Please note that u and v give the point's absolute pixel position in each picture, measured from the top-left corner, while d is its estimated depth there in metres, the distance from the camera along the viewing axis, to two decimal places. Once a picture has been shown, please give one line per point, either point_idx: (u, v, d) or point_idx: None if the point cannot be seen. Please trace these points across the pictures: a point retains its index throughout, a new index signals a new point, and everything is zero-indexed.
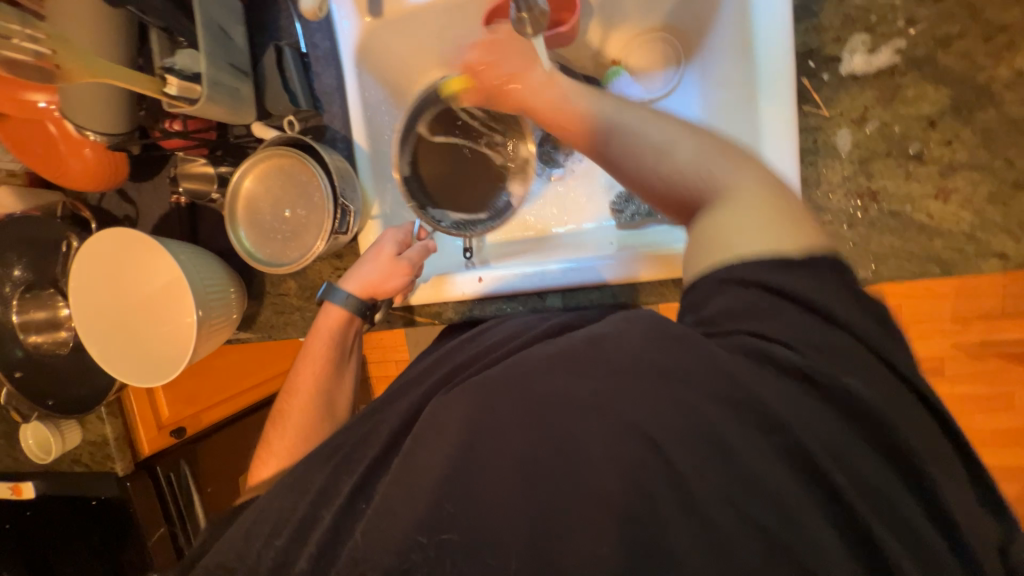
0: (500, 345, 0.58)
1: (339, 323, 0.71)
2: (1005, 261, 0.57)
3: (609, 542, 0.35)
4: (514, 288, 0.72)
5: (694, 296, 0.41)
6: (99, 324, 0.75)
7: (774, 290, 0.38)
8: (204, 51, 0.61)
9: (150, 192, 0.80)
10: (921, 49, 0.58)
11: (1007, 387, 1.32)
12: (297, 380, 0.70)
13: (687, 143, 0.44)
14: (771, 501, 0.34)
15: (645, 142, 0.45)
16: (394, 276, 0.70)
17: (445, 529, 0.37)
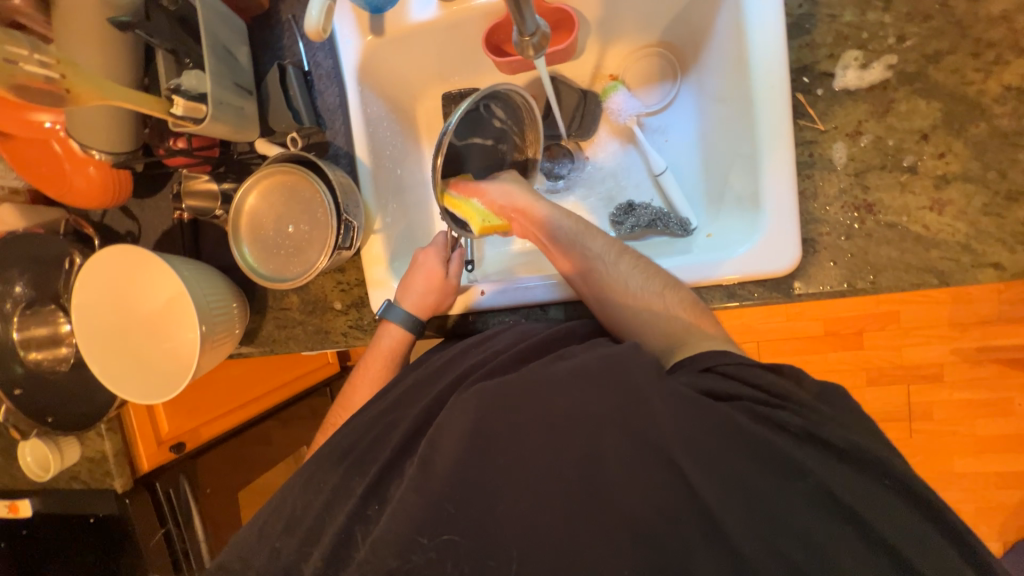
0: (507, 347, 0.60)
1: (399, 340, 0.72)
2: (1001, 271, 0.58)
3: (585, 538, 0.42)
4: (520, 299, 0.72)
5: (690, 366, 0.51)
6: (100, 339, 0.74)
7: (760, 386, 0.47)
8: (211, 72, 0.61)
9: (152, 208, 0.81)
10: (912, 65, 0.59)
11: (1009, 393, 1.32)
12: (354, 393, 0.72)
13: (661, 292, 0.59)
14: (726, 503, 0.41)
15: (630, 284, 0.60)
16: (449, 290, 0.73)
17: (447, 530, 0.44)
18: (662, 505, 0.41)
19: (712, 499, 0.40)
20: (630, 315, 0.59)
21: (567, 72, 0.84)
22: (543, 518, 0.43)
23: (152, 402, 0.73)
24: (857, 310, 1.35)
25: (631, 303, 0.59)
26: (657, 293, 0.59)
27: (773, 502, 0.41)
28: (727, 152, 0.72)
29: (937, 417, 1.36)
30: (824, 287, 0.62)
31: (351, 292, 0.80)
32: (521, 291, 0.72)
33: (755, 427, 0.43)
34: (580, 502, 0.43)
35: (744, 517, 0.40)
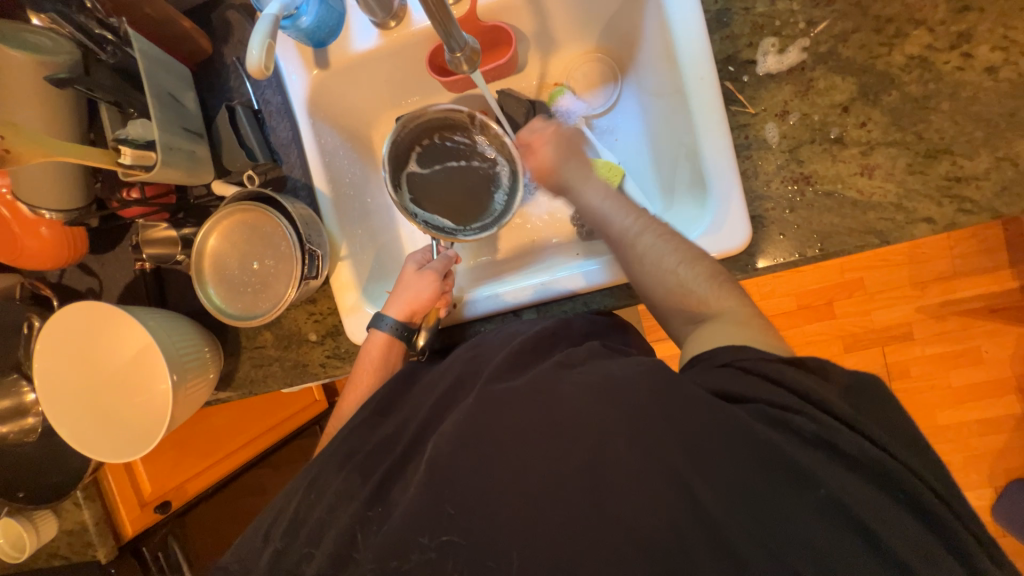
0: (492, 356, 0.61)
1: (382, 348, 0.71)
2: (933, 225, 0.62)
3: (573, 531, 0.42)
4: (499, 303, 0.74)
5: (707, 373, 0.52)
6: (67, 402, 0.72)
7: (775, 380, 0.48)
8: (158, 119, 0.62)
9: (112, 262, 0.79)
10: (823, 45, 0.64)
11: (976, 341, 1.37)
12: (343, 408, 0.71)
13: (677, 268, 0.60)
14: (703, 477, 0.42)
15: (648, 261, 0.62)
16: (427, 284, 0.72)
17: (447, 529, 0.45)
18: (643, 484, 0.42)
19: (687, 470, 0.42)
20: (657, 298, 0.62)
21: (514, 85, 0.87)
22: (531, 512, 0.44)
23: (126, 459, 0.71)
24: (822, 282, 1.41)
25: (649, 280, 0.62)
26: (674, 269, 0.61)
27: (749, 464, 0.42)
28: (672, 144, 0.75)
29: (914, 374, 1.41)
30: (777, 259, 0.66)
31: (325, 321, 0.79)
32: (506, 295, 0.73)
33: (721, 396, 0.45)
34: (564, 493, 0.43)
35: (721, 488, 0.42)
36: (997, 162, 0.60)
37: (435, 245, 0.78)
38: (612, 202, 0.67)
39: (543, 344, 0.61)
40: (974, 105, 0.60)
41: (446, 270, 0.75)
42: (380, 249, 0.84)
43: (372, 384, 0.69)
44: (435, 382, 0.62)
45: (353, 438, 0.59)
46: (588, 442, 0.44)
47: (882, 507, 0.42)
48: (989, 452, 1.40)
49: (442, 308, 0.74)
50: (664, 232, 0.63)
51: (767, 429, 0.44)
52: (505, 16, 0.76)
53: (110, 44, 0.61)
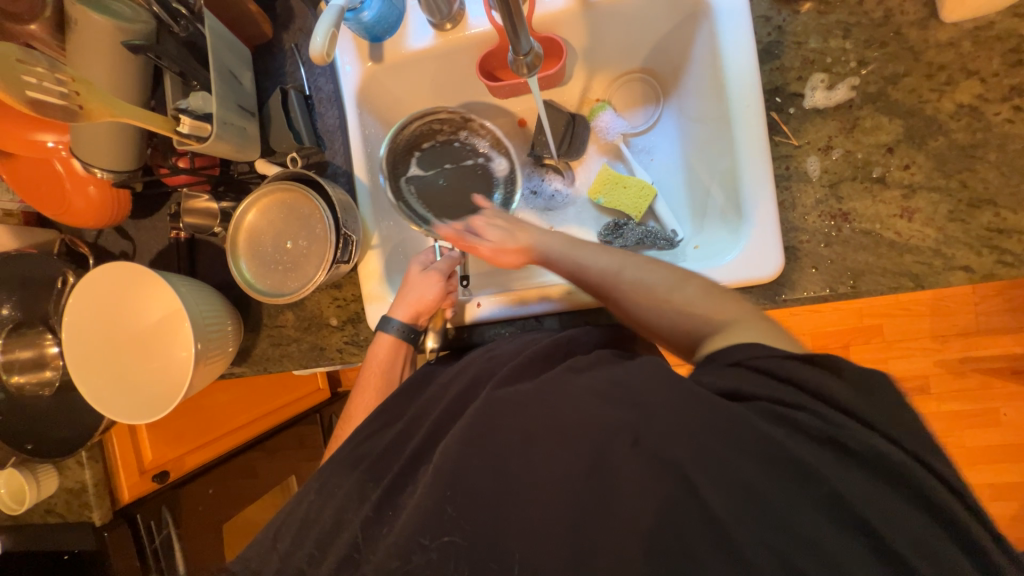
0: (512, 358, 0.61)
1: (388, 350, 0.72)
2: (971, 273, 0.61)
3: (584, 539, 0.42)
4: (517, 311, 0.74)
5: (716, 374, 0.48)
6: (88, 357, 0.73)
7: (784, 377, 0.45)
8: (216, 93, 0.64)
9: (149, 228, 0.81)
10: (873, 86, 0.64)
11: (997, 402, 1.34)
12: (354, 408, 0.72)
13: (673, 292, 0.57)
14: (731, 504, 0.40)
15: (654, 295, 0.58)
16: (430, 285, 0.73)
17: (457, 523, 0.45)
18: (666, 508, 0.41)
19: (715, 498, 0.40)
20: (666, 332, 0.57)
21: (557, 97, 0.89)
22: (545, 514, 0.44)
23: (145, 421, 0.71)
24: (841, 324, 1.39)
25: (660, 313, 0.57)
26: (669, 299, 0.57)
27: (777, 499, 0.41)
28: (708, 169, 0.76)
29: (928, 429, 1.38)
30: (808, 292, 0.65)
31: (347, 308, 0.80)
32: (519, 299, 0.74)
33: (756, 415, 0.43)
34: (581, 502, 0.43)
35: (750, 518, 0.40)
36: None
37: (438, 246, 0.80)
38: (568, 246, 0.68)
39: (565, 352, 0.60)
40: (1021, 159, 0.60)
41: (450, 271, 0.75)
42: (404, 243, 0.84)
43: (378, 383, 0.71)
44: (452, 381, 0.61)
45: (368, 437, 0.60)
46: (614, 455, 0.44)
47: (919, 553, 0.40)
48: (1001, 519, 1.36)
49: (449, 309, 0.75)
50: (602, 250, 0.66)
51: (812, 462, 0.42)
52: (557, 29, 0.78)
53: (183, 18, 0.63)
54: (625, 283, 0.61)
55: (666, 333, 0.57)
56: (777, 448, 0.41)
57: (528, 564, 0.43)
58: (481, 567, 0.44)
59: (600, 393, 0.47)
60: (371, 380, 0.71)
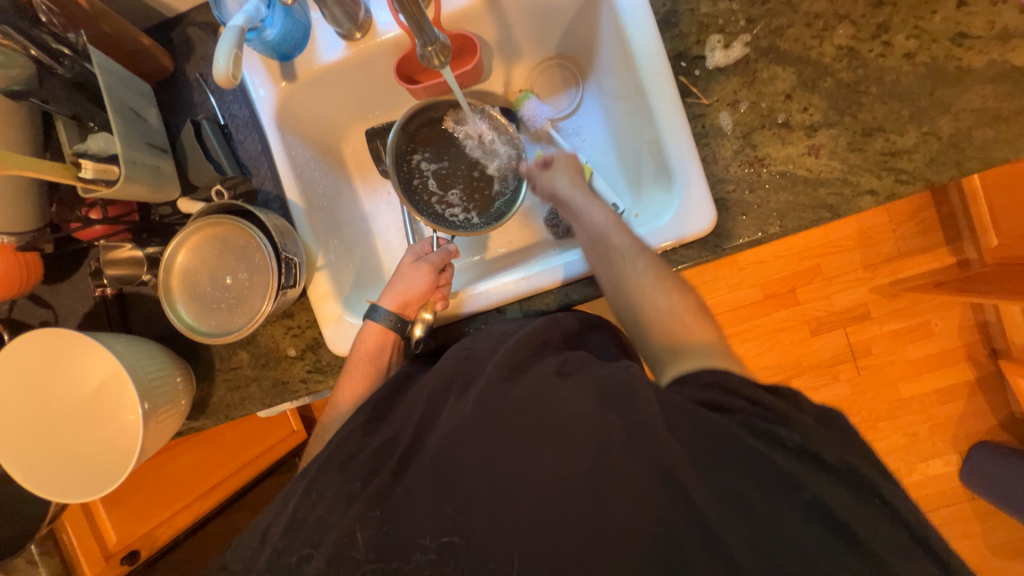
0: (491, 355, 0.57)
1: (377, 339, 0.70)
2: (876, 196, 0.67)
3: (568, 517, 0.44)
4: (499, 294, 0.72)
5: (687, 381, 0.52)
6: (18, 437, 0.66)
7: (749, 395, 0.49)
8: (120, 133, 0.61)
9: (69, 291, 0.75)
10: (764, 40, 0.70)
11: (929, 314, 1.47)
12: (336, 399, 0.69)
13: (667, 294, 0.60)
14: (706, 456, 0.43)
15: (634, 282, 0.61)
16: (417, 277, 0.71)
17: (448, 532, 0.46)
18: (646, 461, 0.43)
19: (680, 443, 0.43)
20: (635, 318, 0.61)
21: (480, 93, 0.91)
22: (530, 491, 0.45)
23: (74, 501, 0.65)
24: (784, 270, 1.49)
25: (633, 303, 0.61)
26: (664, 296, 0.60)
27: None
28: (635, 137, 0.79)
29: (876, 351, 1.50)
30: (743, 238, 0.69)
31: (304, 335, 0.77)
32: (499, 287, 0.72)
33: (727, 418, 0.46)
34: (559, 484, 0.45)
35: None
36: (923, 137, 0.66)
37: (435, 238, 0.78)
38: (609, 220, 0.67)
39: (543, 343, 0.58)
40: (897, 87, 0.67)
41: (444, 264, 0.74)
42: (353, 253, 0.83)
43: (364, 373, 0.69)
44: (428, 381, 0.59)
45: (342, 445, 0.56)
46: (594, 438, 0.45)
47: None
48: (951, 419, 1.49)
49: (438, 303, 0.72)
50: (650, 261, 0.62)
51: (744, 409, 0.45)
52: (468, 25, 0.79)
53: (65, 58, 0.59)
54: (623, 261, 0.62)
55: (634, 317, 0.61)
56: None
57: (521, 545, 0.44)
58: (478, 558, 0.45)
59: None
60: (360, 365, 0.69)
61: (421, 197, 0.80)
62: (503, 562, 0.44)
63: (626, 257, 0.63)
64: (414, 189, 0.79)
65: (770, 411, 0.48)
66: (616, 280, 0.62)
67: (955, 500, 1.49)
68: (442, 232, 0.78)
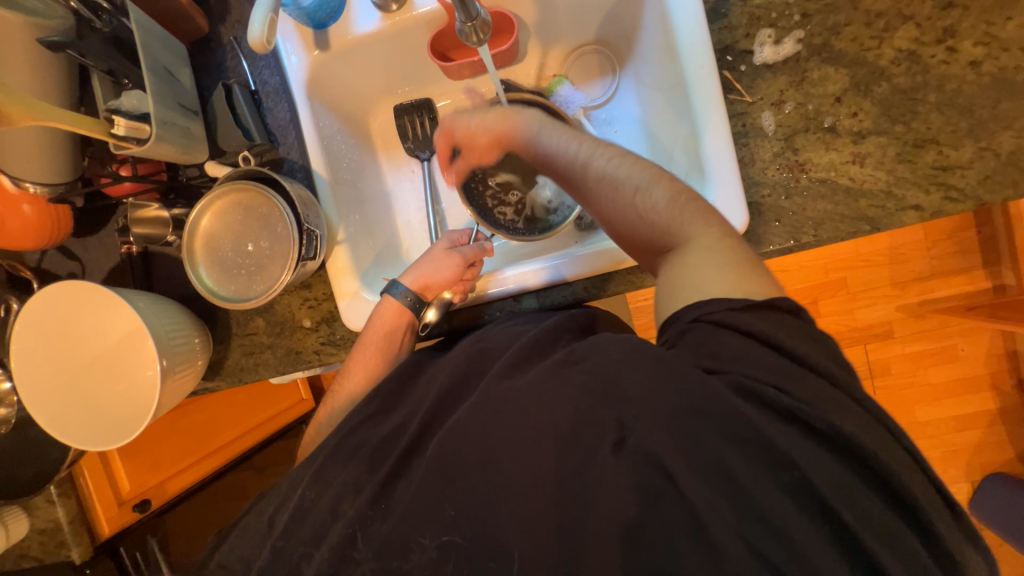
0: (506, 349, 0.58)
1: (395, 316, 0.70)
2: (921, 212, 0.64)
3: (572, 519, 0.43)
4: (516, 283, 0.71)
5: (676, 335, 0.50)
6: (45, 382, 0.69)
7: (743, 331, 0.46)
8: (153, 91, 0.61)
9: (97, 246, 0.76)
10: (818, 38, 0.66)
11: (956, 338, 1.42)
12: (349, 369, 0.70)
13: (639, 189, 0.56)
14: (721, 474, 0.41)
15: (608, 194, 0.58)
16: (444, 265, 0.72)
17: (447, 531, 0.46)
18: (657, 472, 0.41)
19: (695, 457, 0.41)
20: (634, 228, 0.57)
21: (513, 75, 0.89)
22: (532, 491, 0.45)
23: (96, 449, 0.68)
24: (809, 281, 1.45)
25: (619, 211, 0.57)
26: (634, 198, 0.56)
27: (761, 467, 0.41)
28: (669, 132, 0.77)
29: (896, 371, 1.45)
30: (774, 245, 0.67)
31: (320, 307, 0.78)
32: (516, 277, 0.71)
33: (749, 406, 0.42)
34: (565, 484, 0.44)
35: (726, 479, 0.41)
36: (979, 152, 0.62)
37: (474, 231, 0.78)
38: (552, 134, 0.63)
39: (555, 339, 0.57)
40: (958, 97, 0.63)
41: (475, 259, 0.73)
42: (381, 245, 0.83)
43: (377, 347, 0.69)
44: (441, 369, 0.60)
45: (354, 432, 0.58)
46: (605, 441, 0.44)
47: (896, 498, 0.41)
48: (968, 448, 1.44)
49: (457, 294, 0.72)
50: (612, 155, 0.59)
51: (769, 419, 0.42)
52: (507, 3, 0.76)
53: (104, 12, 0.60)
54: (586, 171, 0.59)
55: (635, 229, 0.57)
56: (750, 419, 0.42)
57: (522, 539, 0.44)
58: (478, 558, 0.45)
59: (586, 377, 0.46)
60: (374, 340, 0.69)
61: (478, 187, 0.79)
62: (502, 563, 0.44)
63: (587, 167, 0.59)
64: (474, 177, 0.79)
65: (778, 383, 0.43)
66: (593, 193, 0.59)
67: None
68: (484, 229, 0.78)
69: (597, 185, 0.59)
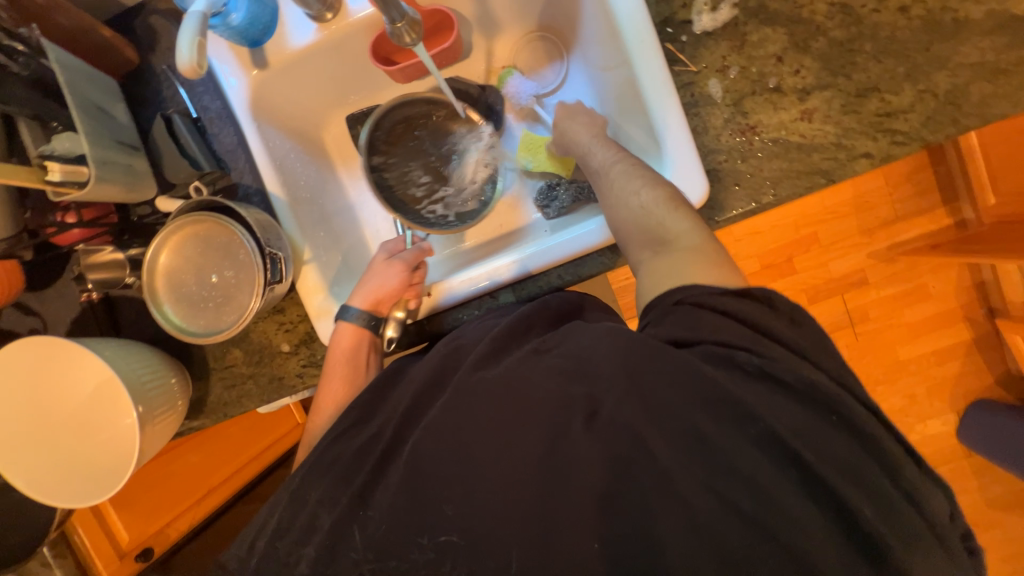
0: (479, 342, 0.58)
1: (351, 340, 0.70)
2: (872, 159, 0.65)
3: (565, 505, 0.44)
4: (486, 282, 0.70)
5: (658, 317, 0.53)
6: (18, 444, 0.67)
7: (722, 310, 0.50)
8: (85, 131, 0.59)
9: (54, 297, 0.74)
10: (753, 1, 0.67)
11: (925, 276, 1.47)
12: (319, 402, 0.69)
13: (641, 192, 0.61)
14: (705, 439, 0.42)
15: (615, 187, 0.64)
16: (389, 277, 0.71)
17: (445, 530, 0.45)
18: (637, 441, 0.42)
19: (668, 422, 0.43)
20: (619, 224, 0.62)
21: (462, 71, 0.88)
22: (523, 481, 0.45)
23: (77, 506, 0.66)
24: (779, 240, 1.48)
25: (615, 205, 0.63)
26: (637, 195, 0.61)
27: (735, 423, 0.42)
28: (622, 110, 0.77)
29: (873, 316, 1.50)
30: (736, 209, 0.68)
31: (297, 330, 0.76)
32: (486, 273, 0.71)
33: (716, 372, 0.45)
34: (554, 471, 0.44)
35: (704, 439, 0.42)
36: (920, 95, 0.64)
37: (409, 235, 0.78)
38: (597, 137, 0.71)
39: (528, 327, 0.59)
40: (892, 43, 0.65)
41: (417, 261, 0.74)
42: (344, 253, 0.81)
43: (342, 372, 0.68)
44: (417, 373, 0.59)
45: (336, 441, 0.56)
46: (576, 408, 0.45)
47: None
48: (949, 380, 1.50)
49: (412, 301, 0.72)
50: (630, 163, 0.64)
51: (737, 379, 0.45)
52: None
53: (20, 55, 0.56)
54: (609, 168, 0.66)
55: (618, 226, 0.62)
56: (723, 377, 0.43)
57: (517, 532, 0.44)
58: (478, 554, 0.45)
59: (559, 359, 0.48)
60: (335, 367, 0.69)
61: (395, 194, 0.82)
62: (502, 554, 0.44)
63: (614, 166, 0.66)
64: (387, 187, 0.81)
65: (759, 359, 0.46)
66: (606, 188, 0.65)
67: (953, 457, 1.52)
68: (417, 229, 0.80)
69: (611, 180, 0.65)
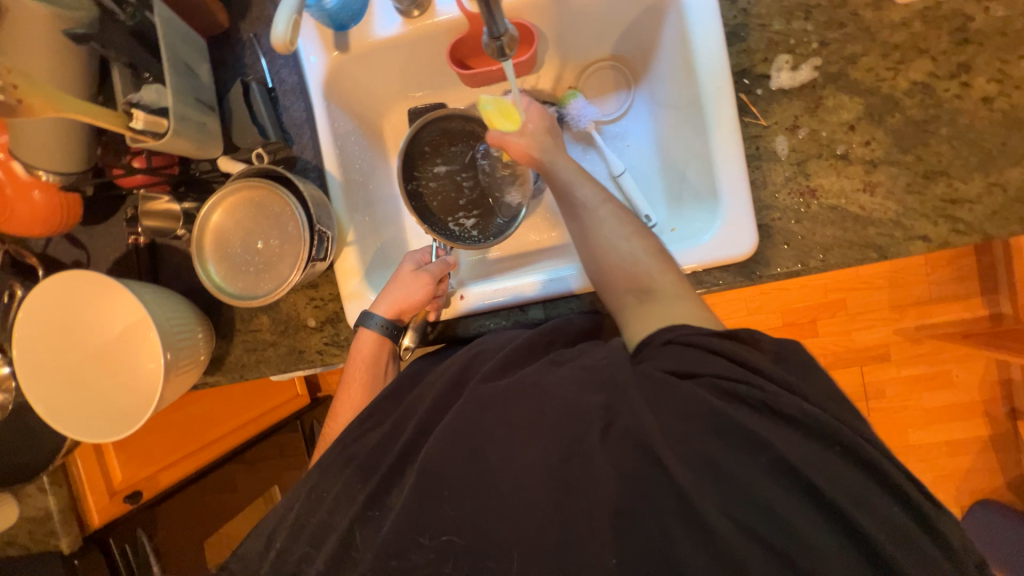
0: (499, 351, 0.59)
1: (373, 347, 0.70)
2: (929, 243, 0.64)
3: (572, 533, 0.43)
4: (506, 299, 0.71)
5: (650, 351, 0.53)
6: (42, 371, 0.68)
7: (713, 351, 0.49)
8: (172, 86, 0.61)
9: (104, 234, 0.76)
10: (834, 66, 0.67)
11: (951, 364, 1.43)
12: (339, 407, 0.71)
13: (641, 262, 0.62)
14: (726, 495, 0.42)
15: (612, 253, 0.63)
16: (416, 287, 0.70)
17: (447, 531, 0.46)
18: (649, 475, 0.43)
19: (683, 465, 0.43)
20: (612, 293, 0.63)
21: (529, 85, 0.89)
22: (531, 498, 0.45)
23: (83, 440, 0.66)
24: (807, 300, 1.46)
25: (610, 273, 0.63)
26: (637, 265, 0.61)
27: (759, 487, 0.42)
28: (682, 151, 0.77)
29: (890, 394, 1.46)
30: (781, 268, 0.67)
31: (325, 307, 0.77)
32: (512, 288, 0.71)
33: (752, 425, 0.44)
34: (569, 497, 0.44)
35: (724, 495, 0.42)
36: (988, 187, 0.63)
37: (434, 247, 0.77)
38: (593, 189, 0.68)
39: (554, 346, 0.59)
40: (969, 132, 0.64)
41: (443, 275, 0.73)
42: (384, 243, 0.82)
43: (361, 380, 0.69)
44: (440, 370, 0.59)
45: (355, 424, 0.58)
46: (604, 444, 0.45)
47: (897, 528, 0.42)
48: (957, 473, 1.46)
49: (432, 312, 0.73)
50: (635, 234, 0.64)
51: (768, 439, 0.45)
52: (528, 14, 0.77)
53: (128, 5, 0.60)
54: (606, 233, 0.64)
55: (612, 295, 0.63)
56: (753, 438, 0.43)
57: (522, 549, 0.44)
58: (477, 558, 0.45)
59: (583, 378, 0.49)
60: (355, 374, 0.70)
61: (426, 204, 0.80)
62: (494, 558, 0.45)
63: (610, 231, 0.64)
64: (418, 197, 0.80)
65: (797, 426, 0.45)
66: (600, 252, 0.64)
67: None
68: (443, 243, 0.77)
69: (610, 247, 0.63)
